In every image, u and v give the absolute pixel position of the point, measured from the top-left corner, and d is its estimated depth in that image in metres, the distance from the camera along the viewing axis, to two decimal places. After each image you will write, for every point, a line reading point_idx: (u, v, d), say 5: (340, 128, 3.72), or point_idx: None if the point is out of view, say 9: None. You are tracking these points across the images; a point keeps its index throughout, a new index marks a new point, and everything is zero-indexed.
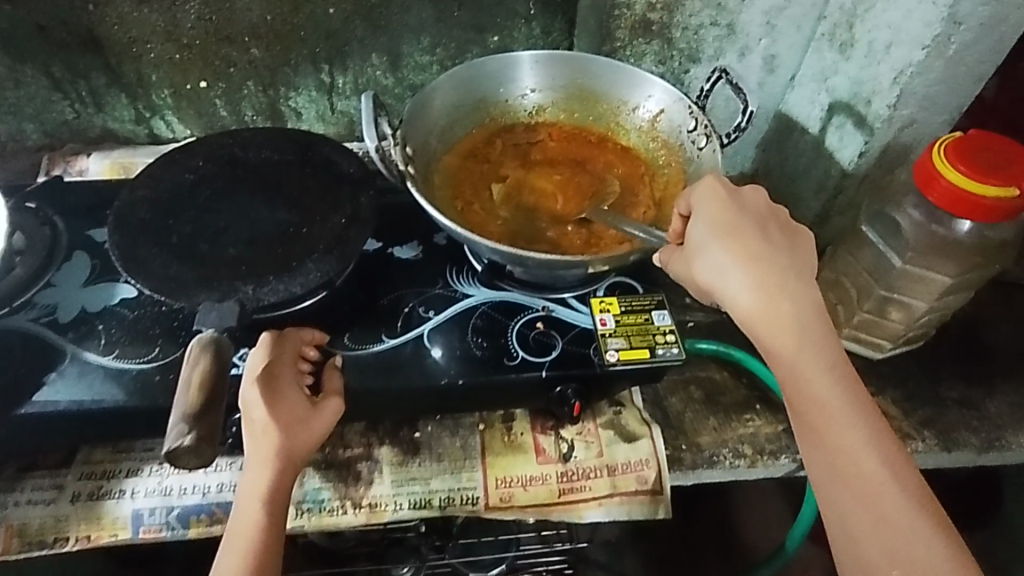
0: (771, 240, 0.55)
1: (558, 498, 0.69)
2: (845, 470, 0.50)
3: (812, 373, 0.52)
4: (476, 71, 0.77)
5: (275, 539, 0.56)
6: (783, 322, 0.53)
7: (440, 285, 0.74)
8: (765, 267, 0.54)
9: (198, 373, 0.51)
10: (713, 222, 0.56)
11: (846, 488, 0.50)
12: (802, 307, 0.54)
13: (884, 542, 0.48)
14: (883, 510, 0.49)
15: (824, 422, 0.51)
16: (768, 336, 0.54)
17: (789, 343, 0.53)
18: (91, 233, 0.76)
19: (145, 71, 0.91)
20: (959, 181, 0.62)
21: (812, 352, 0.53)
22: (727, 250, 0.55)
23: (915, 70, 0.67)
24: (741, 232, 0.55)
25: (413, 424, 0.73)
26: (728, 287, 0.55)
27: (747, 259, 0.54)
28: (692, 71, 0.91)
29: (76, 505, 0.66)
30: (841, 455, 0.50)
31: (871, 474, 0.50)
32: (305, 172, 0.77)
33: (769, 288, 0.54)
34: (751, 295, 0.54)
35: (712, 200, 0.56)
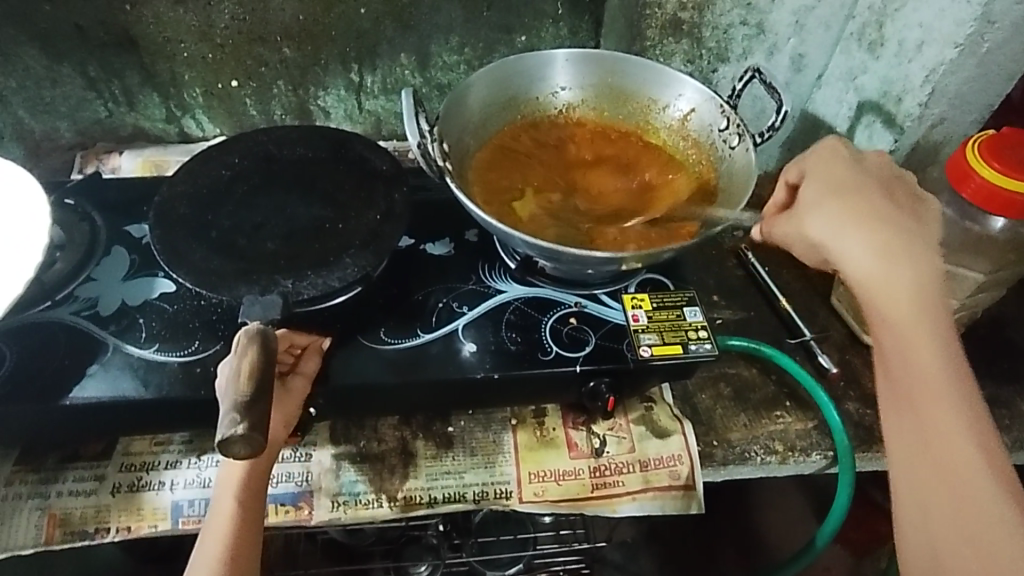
0: (888, 207, 0.57)
1: (591, 492, 0.69)
2: (935, 432, 0.51)
3: (919, 335, 0.54)
4: (510, 68, 0.77)
5: (253, 534, 0.58)
6: (898, 281, 0.55)
7: (473, 281, 0.75)
8: (886, 230, 0.56)
9: (247, 362, 0.52)
10: (828, 188, 0.59)
11: (933, 448, 0.51)
12: (921, 271, 0.55)
13: (959, 500, 0.49)
14: (961, 477, 0.50)
15: (926, 383, 0.53)
16: (877, 294, 0.56)
17: (902, 299, 0.55)
18: (129, 228, 0.77)
19: (178, 71, 0.92)
20: (993, 178, 0.62)
21: (920, 318, 0.54)
22: (843, 211, 0.57)
23: (947, 68, 0.68)
24: (861, 198, 0.57)
25: (446, 419, 0.74)
26: (843, 246, 0.57)
27: (863, 218, 0.56)
28: (720, 70, 0.92)
29: (117, 496, 0.67)
30: (945, 422, 0.51)
31: (965, 444, 0.50)
32: (339, 169, 0.78)
33: (892, 248, 0.55)
34: (868, 254, 0.56)
35: (830, 164, 0.60)
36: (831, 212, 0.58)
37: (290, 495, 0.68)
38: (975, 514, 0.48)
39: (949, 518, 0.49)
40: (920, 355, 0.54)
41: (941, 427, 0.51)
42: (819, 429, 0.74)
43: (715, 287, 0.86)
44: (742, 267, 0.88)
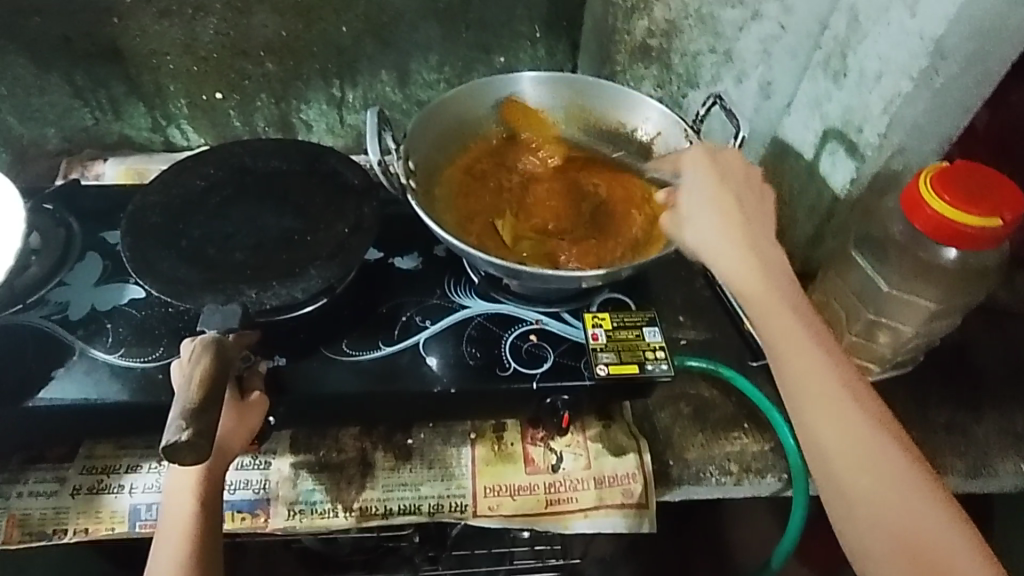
0: (744, 202, 0.63)
1: (546, 507, 0.70)
2: (823, 404, 0.54)
3: (781, 313, 0.57)
4: (480, 89, 0.80)
5: (212, 538, 0.59)
6: (758, 278, 0.59)
7: (437, 296, 0.76)
8: (739, 226, 0.61)
9: (200, 370, 0.54)
10: (697, 187, 0.64)
11: (832, 423, 0.53)
12: (767, 257, 0.60)
13: (862, 467, 0.51)
14: (860, 439, 0.52)
15: (796, 358, 0.55)
16: (741, 278, 0.59)
17: (761, 290, 0.58)
18: (104, 236, 0.79)
19: (163, 82, 0.95)
20: (942, 209, 0.64)
21: (781, 297, 0.58)
22: (707, 208, 0.63)
23: (903, 100, 0.70)
24: (722, 193, 0.63)
25: (406, 431, 0.75)
26: (710, 243, 0.61)
27: (725, 216, 0.61)
28: (689, 95, 0.94)
29: (77, 498, 0.68)
30: (830, 392, 0.54)
31: (846, 401, 0.53)
32: (311, 182, 0.80)
33: (743, 242, 0.60)
34: (734, 256, 0.60)
35: (699, 166, 0.65)
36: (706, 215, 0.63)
37: (248, 502, 0.69)
38: (882, 477, 0.51)
39: (859, 483, 0.51)
40: (787, 335, 0.56)
41: (827, 399, 0.54)
42: (775, 451, 0.75)
43: (682, 306, 0.87)
44: (709, 286, 0.89)
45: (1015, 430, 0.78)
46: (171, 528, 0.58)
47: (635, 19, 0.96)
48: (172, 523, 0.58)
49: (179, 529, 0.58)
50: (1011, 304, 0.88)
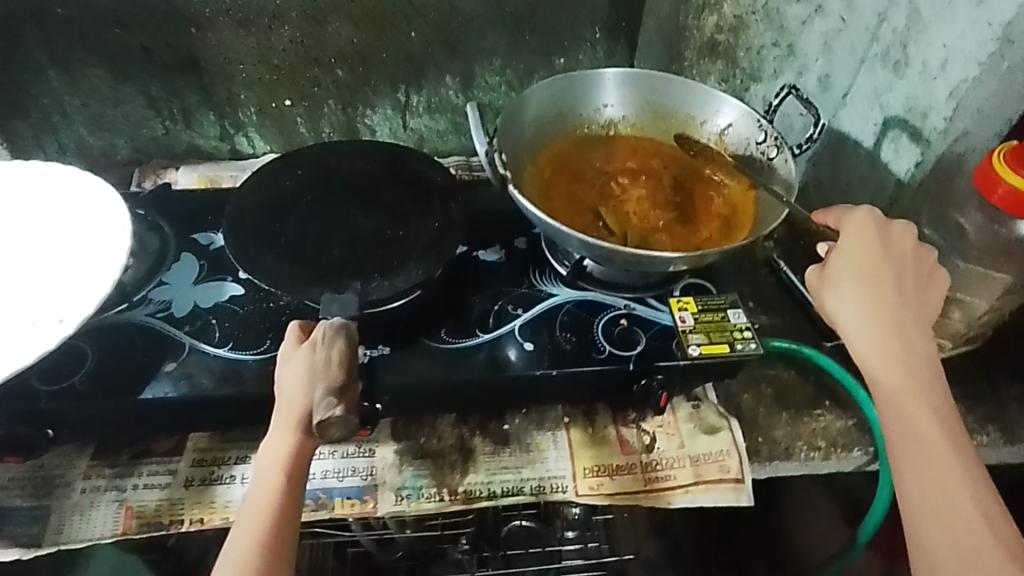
0: (899, 275, 0.65)
1: (645, 485, 0.71)
2: (929, 465, 0.57)
3: (909, 380, 0.61)
4: (558, 87, 0.83)
5: (289, 520, 0.59)
6: (898, 347, 0.63)
7: (525, 286, 0.79)
8: (888, 295, 0.64)
9: (337, 350, 0.56)
10: (845, 247, 0.67)
11: (931, 484, 0.56)
12: (911, 330, 0.63)
13: (955, 531, 0.54)
14: (953, 505, 0.55)
15: (918, 422, 0.59)
16: (874, 339, 0.63)
17: (898, 360, 0.62)
18: (196, 237, 0.81)
19: (235, 91, 0.97)
20: (1020, 184, 0.67)
21: (919, 369, 0.61)
22: (843, 264, 0.66)
23: (971, 85, 0.72)
24: (864, 264, 0.66)
25: (501, 417, 0.77)
26: (845, 303, 0.65)
27: (865, 280, 0.65)
28: (752, 89, 0.99)
29: (190, 489, 0.69)
30: (941, 459, 0.57)
31: (954, 473, 0.56)
32: (396, 180, 0.82)
33: (885, 308, 0.64)
34: (864, 321, 0.64)
35: (859, 225, 0.68)
36: (844, 283, 0.66)
37: (356, 489, 0.70)
38: (973, 545, 0.53)
39: (943, 542, 0.54)
40: (922, 403, 0.60)
41: (936, 461, 0.57)
42: (859, 427, 0.77)
43: (750, 294, 0.89)
44: (775, 275, 0.91)
45: None
46: (256, 502, 0.59)
47: (705, 16, 1.02)
48: (258, 497, 0.60)
49: (261, 506, 0.59)
50: None
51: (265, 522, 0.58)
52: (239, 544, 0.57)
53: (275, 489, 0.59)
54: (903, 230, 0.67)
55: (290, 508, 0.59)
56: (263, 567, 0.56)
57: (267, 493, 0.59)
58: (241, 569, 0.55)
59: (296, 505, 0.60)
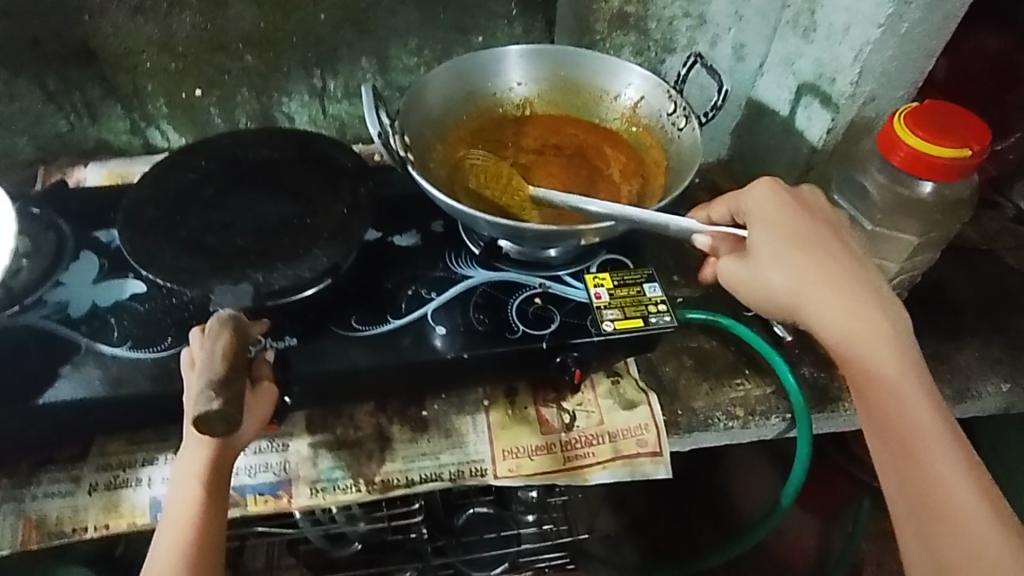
0: (834, 244, 0.63)
1: (564, 464, 0.72)
2: (918, 454, 0.54)
3: (878, 358, 0.58)
4: (464, 66, 0.81)
5: (212, 532, 0.59)
6: (857, 317, 0.59)
7: (440, 269, 0.77)
8: (832, 268, 0.61)
9: (221, 345, 0.54)
10: (767, 224, 0.64)
11: (921, 475, 0.54)
12: (866, 300, 0.60)
13: (957, 521, 0.52)
14: (947, 492, 0.53)
15: (893, 407, 0.56)
16: (836, 321, 0.59)
17: (860, 332, 0.59)
18: (97, 234, 0.78)
19: (140, 81, 0.94)
20: (920, 145, 0.67)
21: (886, 341, 0.58)
22: (779, 243, 0.62)
23: (873, 47, 0.73)
24: (803, 234, 0.63)
25: (420, 403, 0.75)
26: (791, 286, 0.61)
27: (809, 258, 0.61)
28: (668, 61, 0.97)
29: (94, 495, 0.67)
30: (924, 443, 0.55)
31: (933, 450, 0.54)
32: (304, 167, 0.80)
33: (833, 283, 0.60)
34: (817, 296, 0.60)
35: (768, 199, 0.65)
36: (785, 255, 0.62)
37: (270, 484, 0.69)
38: (976, 532, 0.51)
39: (949, 537, 0.51)
40: (893, 382, 0.57)
41: (924, 450, 0.54)
42: (777, 393, 0.78)
43: (673, 266, 0.89)
44: (698, 246, 0.91)
45: (993, 355, 0.82)
46: (172, 519, 0.59)
47: None
48: (176, 509, 0.59)
49: (179, 522, 0.58)
50: (978, 241, 0.93)
51: (184, 538, 0.58)
52: (159, 564, 0.57)
53: (191, 504, 0.59)
54: (807, 195, 0.67)
55: (209, 522, 0.58)
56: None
57: (183, 509, 0.59)
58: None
59: (217, 517, 0.59)
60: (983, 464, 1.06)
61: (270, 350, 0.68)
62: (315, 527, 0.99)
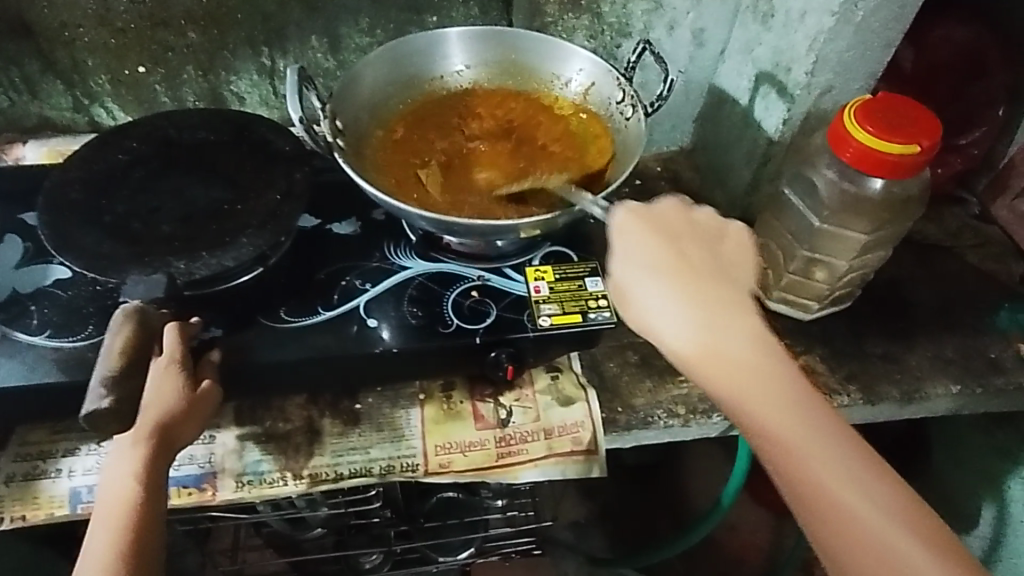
0: (690, 261, 0.57)
1: (496, 460, 0.71)
2: (828, 499, 0.47)
3: (760, 394, 0.51)
4: (406, 49, 0.78)
5: (148, 541, 0.54)
6: (722, 343, 0.53)
7: (376, 259, 0.75)
8: (695, 289, 0.55)
9: (118, 341, 0.52)
10: (633, 248, 0.58)
11: (835, 526, 0.46)
12: (737, 327, 0.54)
13: (884, 569, 0.45)
14: (870, 535, 0.46)
15: (792, 447, 0.49)
16: (708, 357, 0.53)
17: (731, 367, 0.52)
18: (23, 216, 0.75)
19: (80, 57, 0.91)
20: (867, 140, 0.64)
21: (766, 370, 0.52)
22: (644, 275, 0.57)
23: (827, 36, 0.70)
24: (660, 256, 0.57)
25: (353, 396, 0.74)
26: (661, 319, 0.55)
27: (675, 286, 0.55)
28: (623, 46, 0.93)
29: (12, 486, 0.66)
30: (831, 483, 0.47)
31: (836, 487, 0.47)
32: (239, 150, 0.77)
33: (704, 311, 0.54)
34: (679, 332, 0.54)
35: (629, 227, 0.59)
36: (648, 286, 0.56)
37: (193, 477, 0.68)
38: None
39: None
40: (785, 416, 0.50)
41: (826, 495, 0.47)
42: None
43: None
44: None
45: (946, 356, 0.80)
46: (105, 518, 0.54)
47: None
48: (107, 513, 0.55)
49: (113, 522, 0.54)
50: (940, 239, 0.91)
51: (120, 540, 0.53)
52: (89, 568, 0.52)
53: (128, 502, 0.55)
54: (665, 209, 0.61)
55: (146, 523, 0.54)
56: None
57: (118, 509, 0.55)
58: None
59: (155, 518, 0.55)
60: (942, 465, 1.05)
61: (218, 350, 0.66)
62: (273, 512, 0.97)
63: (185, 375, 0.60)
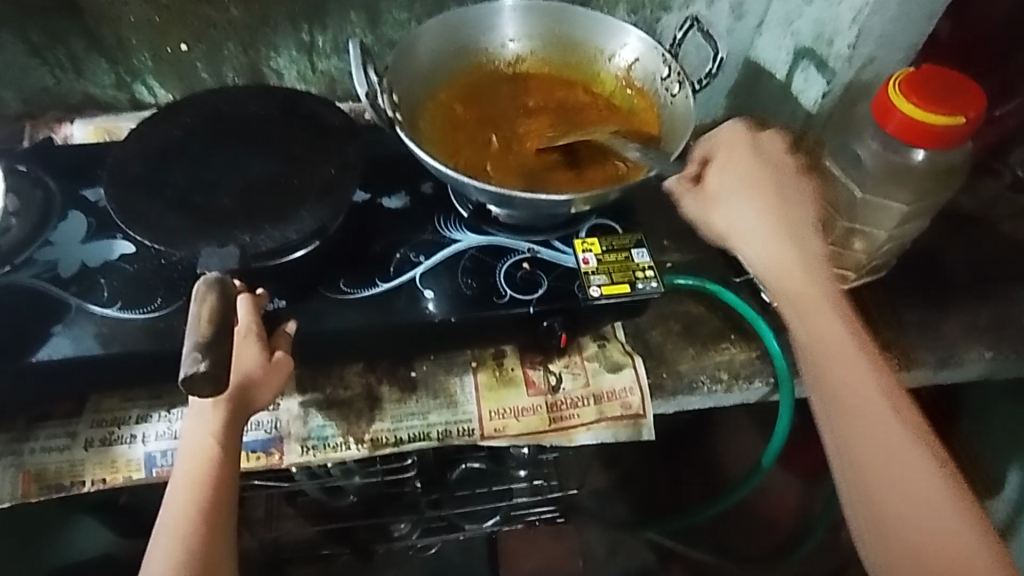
0: (778, 186, 0.65)
1: (549, 424, 0.74)
2: (855, 411, 0.56)
3: (830, 321, 0.60)
4: (454, 23, 0.79)
5: (226, 500, 0.58)
6: (800, 257, 0.63)
7: (429, 232, 0.77)
8: (779, 212, 0.64)
9: (207, 308, 0.54)
10: (735, 171, 0.66)
11: (855, 435, 0.55)
12: (814, 262, 0.63)
13: (879, 462, 0.54)
14: (890, 445, 0.54)
15: (842, 366, 0.57)
16: (788, 281, 0.62)
17: (799, 283, 0.62)
18: (83, 193, 0.77)
19: (124, 35, 0.92)
20: (912, 112, 0.66)
21: (830, 299, 0.61)
22: (745, 198, 0.65)
23: (871, 8, 0.72)
24: (759, 183, 0.65)
25: (409, 364, 0.77)
26: (750, 231, 0.64)
27: (771, 212, 0.64)
28: (663, 20, 0.93)
29: (90, 450, 0.70)
30: (852, 391, 0.56)
31: (871, 399, 0.56)
32: (291, 125, 0.78)
33: (790, 240, 0.63)
34: (762, 248, 0.64)
35: (732, 145, 0.67)
36: (740, 203, 0.65)
37: (261, 442, 0.71)
38: (920, 494, 0.52)
39: (888, 489, 0.53)
40: (835, 339, 0.59)
41: (855, 403, 0.56)
42: (762, 358, 0.79)
43: (665, 232, 0.89)
44: None
45: (980, 323, 0.83)
46: (187, 473, 0.59)
47: None
48: (187, 469, 0.59)
49: (194, 477, 0.58)
50: (973, 209, 0.92)
51: (199, 496, 0.57)
52: (173, 519, 0.56)
53: (209, 459, 0.59)
54: (737, 135, 0.67)
55: (225, 481, 0.58)
56: (196, 542, 0.55)
57: (199, 467, 0.59)
58: (176, 545, 0.55)
59: (232, 477, 0.60)
60: (964, 430, 1.08)
61: (294, 321, 0.69)
62: (310, 480, 0.98)
63: (263, 343, 0.64)
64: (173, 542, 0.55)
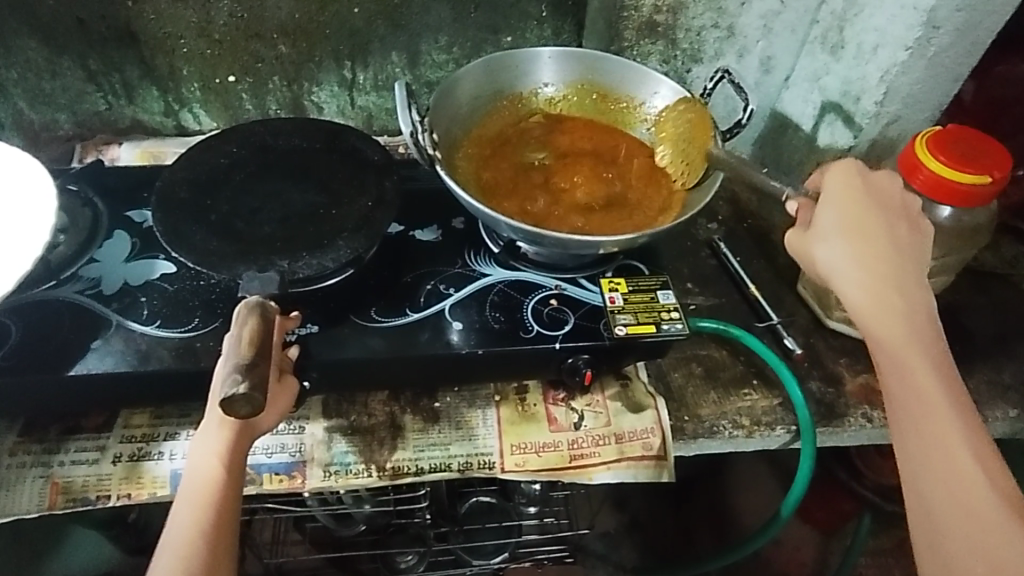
0: (886, 226, 0.61)
1: (569, 462, 0.74)
2: (931, 453, 0.52)
3: (913, 359, 0.56)
4: (495, 65, 0.83)
5: (227, 524, 0.58)
6: (889, 291, 0.59)
7: (459, 266, 0.79)
8: (875, 251, 0.60)
9: (248, 330, 0.56)
10: (834, 210, 0.63)
11: (932, 477, 0.52)
12: (909, 296, 0.59)
13: (958, 514, 0.50)
14: (973, 512, 0.50)
15: (922, 432, 0.53)
16: (879, 330, 0.58)
17: (886, 314, 0.58)
18: (130, 213, 0.80)
19: (177, 64, 0.96)
20: (939, 169, 0.67)
21: (914, 341, 0.57)
22: (854, 250, 0.60)
23: (900, 69, 0.73)
24: (847, 219, 0.62)
25: (433, 395, 0.79)
26: (841, 270, 0.61)
27: (872, 255, 0.60)
28: (694, 70, 0.98)
29: (118, 465, 0.71)
30: (940, 433, 0.53)
31: (956, 446, 0.52)
32: (332, 158, 0.81)
33: (887, 279, 0.59)
34: (856, 278, 0.60)
35: (839, 181, 0.64)
36: (831, 240, 0.62)
37: (285, 464, 0.72)
38: (994, 549, 0.48)
39: (959, 538, 0.50)
40: (923, 374, 0.55)
41: (942, 444, 0.52)
42: (783, 406, 0.79)
43: (689, 276, 0.91)
44: (714, 257, 0.93)
45: (1003, 382, 0.82)
46: (193, 495, 0.58)
47: None
48: (191, 490, 0.59)
49: (199, 500, 0.58)
50: (995, 267, 0.93)
51: (203, 517, 0.58)
52: (176, 539, 0.56)
53: (214, 482, 0.59)
54: (846, 168, 0.65)
55: (229, 502, 0.58)
56: (201, 563, 0.55)
57: (202, 488, 0.59)
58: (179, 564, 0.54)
59: (236, 499, 0.60)
60: None
61: (295, 346, 0.68)
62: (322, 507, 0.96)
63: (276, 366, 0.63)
64: (174, 563, 0.55)
